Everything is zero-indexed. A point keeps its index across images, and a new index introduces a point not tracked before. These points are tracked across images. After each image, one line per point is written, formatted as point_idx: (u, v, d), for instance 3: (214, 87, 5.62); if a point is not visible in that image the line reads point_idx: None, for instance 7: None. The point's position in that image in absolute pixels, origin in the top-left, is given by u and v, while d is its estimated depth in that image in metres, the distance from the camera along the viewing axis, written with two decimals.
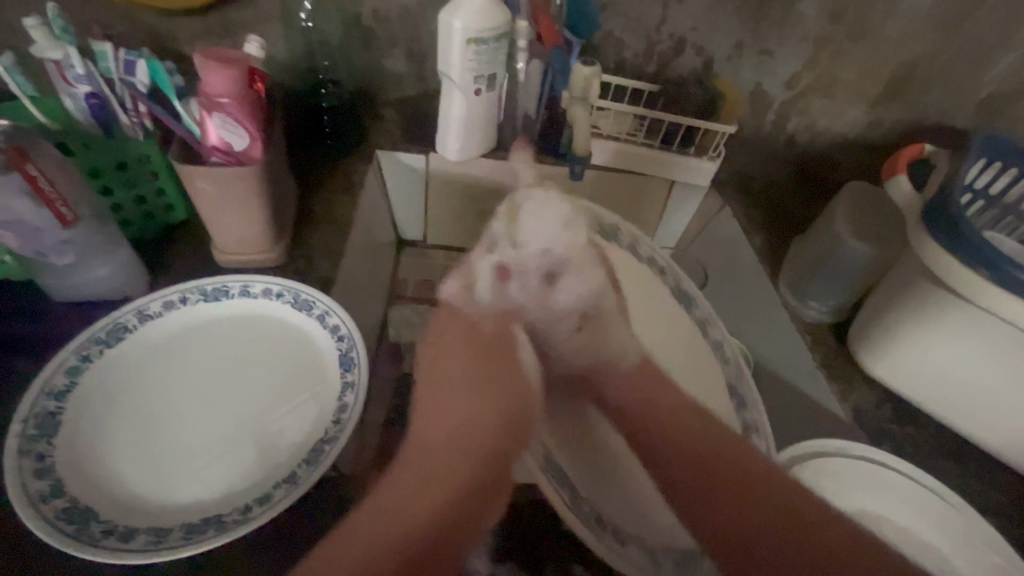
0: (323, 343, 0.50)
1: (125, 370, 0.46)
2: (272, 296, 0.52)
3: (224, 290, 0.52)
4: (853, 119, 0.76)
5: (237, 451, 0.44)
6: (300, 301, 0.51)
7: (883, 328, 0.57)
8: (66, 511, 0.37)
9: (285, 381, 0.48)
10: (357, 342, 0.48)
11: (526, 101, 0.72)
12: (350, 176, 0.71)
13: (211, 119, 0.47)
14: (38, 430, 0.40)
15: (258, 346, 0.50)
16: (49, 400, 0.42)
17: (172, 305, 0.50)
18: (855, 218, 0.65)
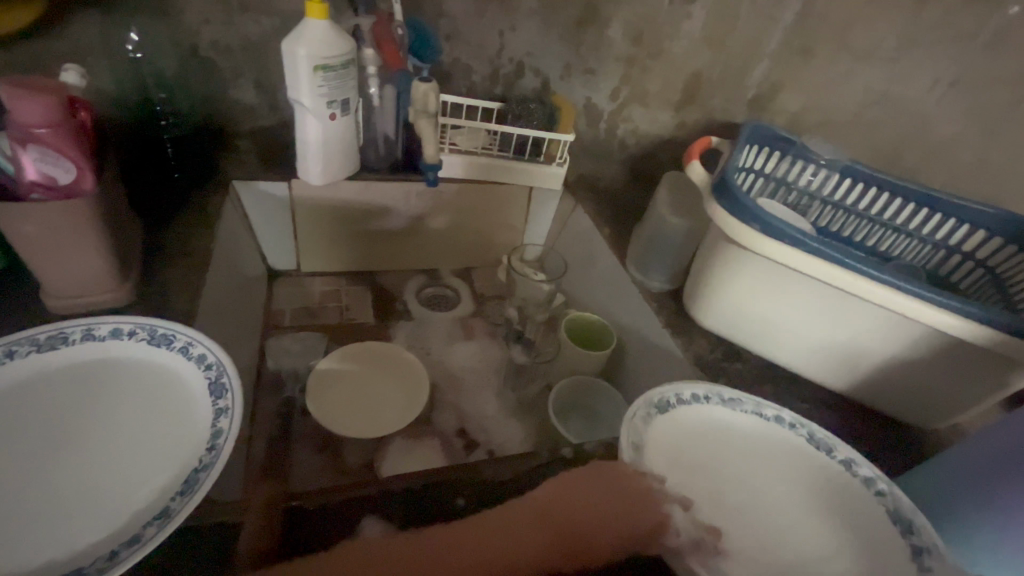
0: (190, 376, 0.47)
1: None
2: (124, 336, 0.49)
3: (62, 336, 0.47)
4: (665, 123, 0.92)
5: (94, 504, 0.40)
6: (158, 336, 0.49)
7: (706, 286, 0.69)
8: None
9: (146, 424, 0.45)
10: (228, 366, 0.47)
11: (383, 123, 0.77)
12: (205, 208, 0.68)
13: (27, 152, 0.44)
14: None
15: (110, 392, 0.47)
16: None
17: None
18: (674, 200, 0.78)
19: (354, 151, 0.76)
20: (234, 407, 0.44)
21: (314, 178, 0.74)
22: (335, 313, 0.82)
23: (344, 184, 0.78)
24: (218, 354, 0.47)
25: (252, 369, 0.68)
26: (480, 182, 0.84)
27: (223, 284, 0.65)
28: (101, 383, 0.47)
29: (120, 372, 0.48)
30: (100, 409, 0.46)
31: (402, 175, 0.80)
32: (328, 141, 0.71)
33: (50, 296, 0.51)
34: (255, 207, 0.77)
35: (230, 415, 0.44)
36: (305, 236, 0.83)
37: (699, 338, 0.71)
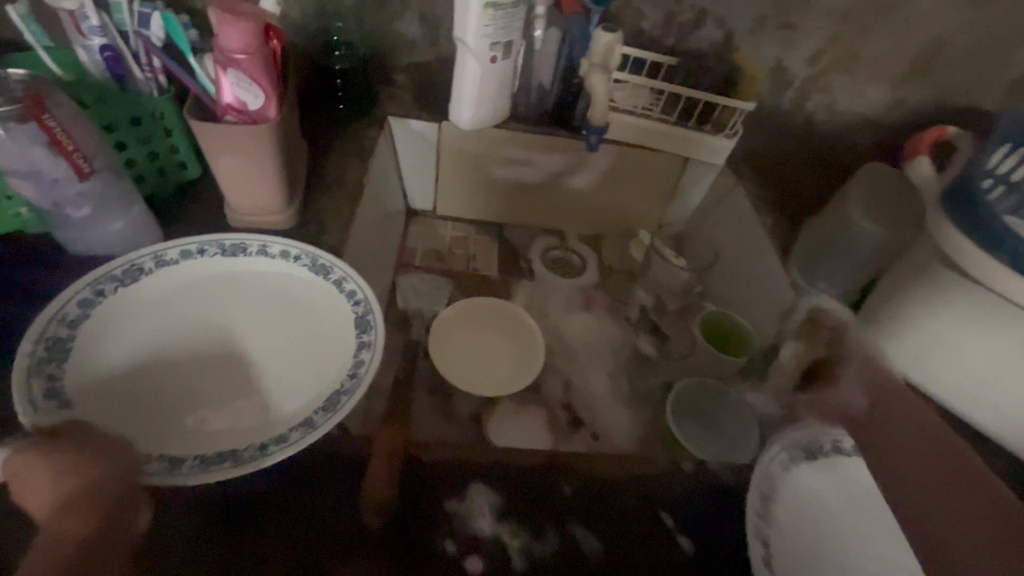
0: (338, 309, 0.48)
1: (135, 307, 0.46)
2: (291, 259, 0.51)
3: (244, 247, 0.51)
4: (874, 98, 0.75)
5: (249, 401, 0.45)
6: (318, 266, 0.50)
7: (895, 312, 0.57)
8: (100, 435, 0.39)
9: (295, 341, 0.49)
10: (374, 305, 0.47)
11: (541, 69, 0.72)
12: (362, 142, 0.70)
13: (227, 76, 0.46)
14: (49, 353, 0.40)
15: (271, 303, 0.51)
16: (58, 326, 0.42)
17: (187, 252, 0.50)
18: (871, 198, 0.64)
19: (507, 99, 0.72)
20: (376, 344, 0.45)
21: (464, 123, 0.72)
22: (463, 260, 0.82)
23: (491, 131, 0.75)
24: (367, 293, 0.48)
25: (383, 304, 0.71)
26: (634, 146, 0.77)
27: (370, 218, 0.68)
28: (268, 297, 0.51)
29: (280, 285, 0.51)
30: (262, 316, 0.50)
31: (552, 129, 0.76)
32: (484, 86, 0.68)
33: (232, 212, 0.56)
34: (405, 144, 0.78)
35: (372, 349, 0.45)
36: (445, 180, 0.83)
37: None
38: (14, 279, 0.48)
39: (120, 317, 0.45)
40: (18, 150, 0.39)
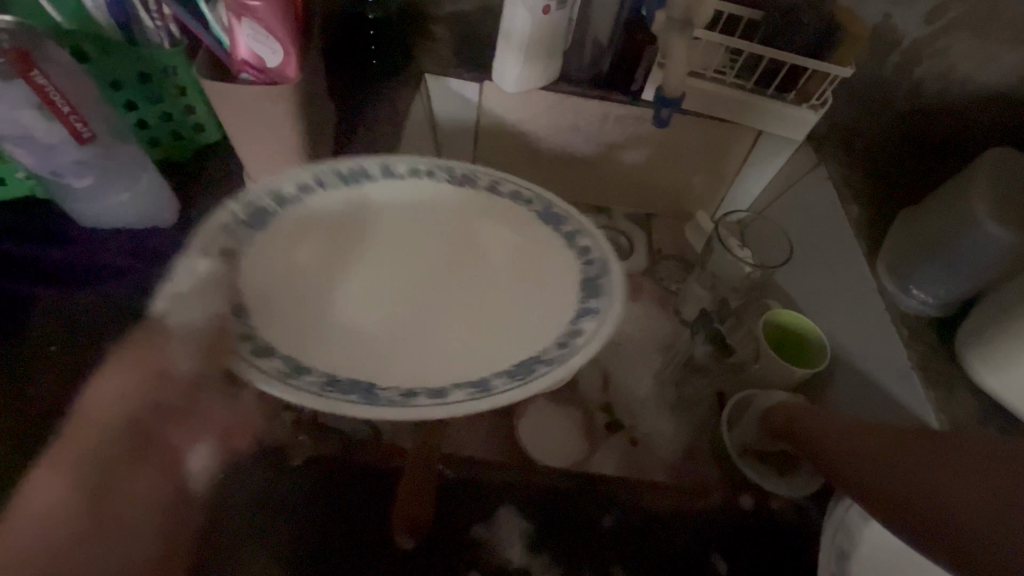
0: (565, 270, 0.46)
1: (314, 217, 0.46)
2: (520, 200, 0.49)
3: (471, 177, 0.50)
4: (1005, 67, 0.62)
5: (496, 339, 0.42)
6: (549, 215, 0.48)
7: (1010, 333, 0.48)
8: (328, 383, 0.35)
9: (482, 300, 0.45)
10: (610, 267, 0.44)
11: (598, 27, 0.64)
12: (395, 104, 0.64)
13: (241, 26, 0.40)
14: (247, 219, 0.42)
15: (462, 242, 0.48)
16: (235, 215, 0.41)
17: (419, 174, 0.50)
18: (995, 195, 0.52)
19: (558, 58, 0.63)
20: (606, 312, 0.41)
21: (509, 85, 0.63)
22: None
23: (538, 95, 0.67)
24: (603, 253, 0.45)
25: None
26: (701, 115, 0.67)
27: None
28: (470, 232, 0.49)
29: (491, 235, 0.48)
30: (462, 261, 0.48)
31: (609, 94, 0.66)
32: (535, 42, 0.59)
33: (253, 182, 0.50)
34: (443, 107, 0.71)
35: (598, 319, 0.40)
36: (485, 148, 0.75)
37: (964, 396, 0.51)
38: (26, 251, 0.44)
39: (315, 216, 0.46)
40: (7, 112, 0.35)
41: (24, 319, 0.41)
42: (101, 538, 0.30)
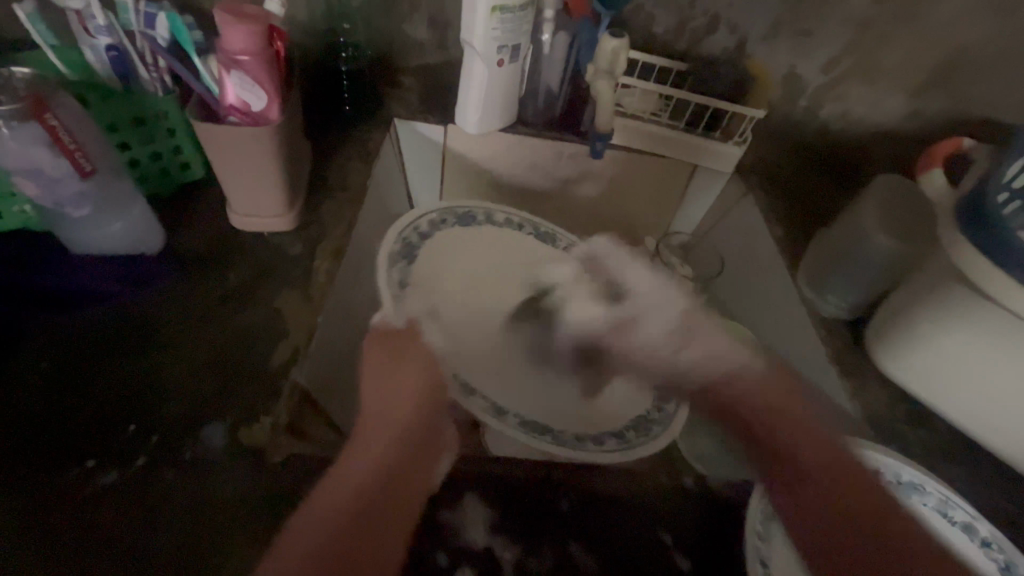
0: None
1: (441, 246, 0.58)
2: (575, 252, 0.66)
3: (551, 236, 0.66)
4: (892, 108, 0.73)
5: (579, 383, 0.53)
6: None
7: (905, 326, 0.55)
8: (495, 410, 0.47)
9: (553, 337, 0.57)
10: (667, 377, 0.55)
11: (549, 75, 0.71)
12: (367, 143, 0.70)
13: (230, 77, 0.46)
14: (403, 251, 0.54)
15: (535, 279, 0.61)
16: (399, 257, 0.53)
17: (512, 223, 0.65)
18: (884, 214, 0.63)
19: (514, 101, 0.72)
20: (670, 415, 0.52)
21: (470, 126, 0.71)
22: None
23: (497, 136, 0.74)
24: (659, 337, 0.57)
25: None
26: (642, 152, 0.76)
27: (373, 222, 0.67)
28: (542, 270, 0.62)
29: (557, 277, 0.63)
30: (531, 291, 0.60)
31: (559, 134, 0.74)
32: (491, 90, 0.67)
33: (236, 211, 0.55)
34: (411, 147, 0.78)
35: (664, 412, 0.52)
36: (451, 184, 0.82)
37: (875, 386, 0.58)
38: (32, 279, 0.48)
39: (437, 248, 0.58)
40: (20, 149, 0.40)
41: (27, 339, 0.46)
42: (348, 520, 0.36)
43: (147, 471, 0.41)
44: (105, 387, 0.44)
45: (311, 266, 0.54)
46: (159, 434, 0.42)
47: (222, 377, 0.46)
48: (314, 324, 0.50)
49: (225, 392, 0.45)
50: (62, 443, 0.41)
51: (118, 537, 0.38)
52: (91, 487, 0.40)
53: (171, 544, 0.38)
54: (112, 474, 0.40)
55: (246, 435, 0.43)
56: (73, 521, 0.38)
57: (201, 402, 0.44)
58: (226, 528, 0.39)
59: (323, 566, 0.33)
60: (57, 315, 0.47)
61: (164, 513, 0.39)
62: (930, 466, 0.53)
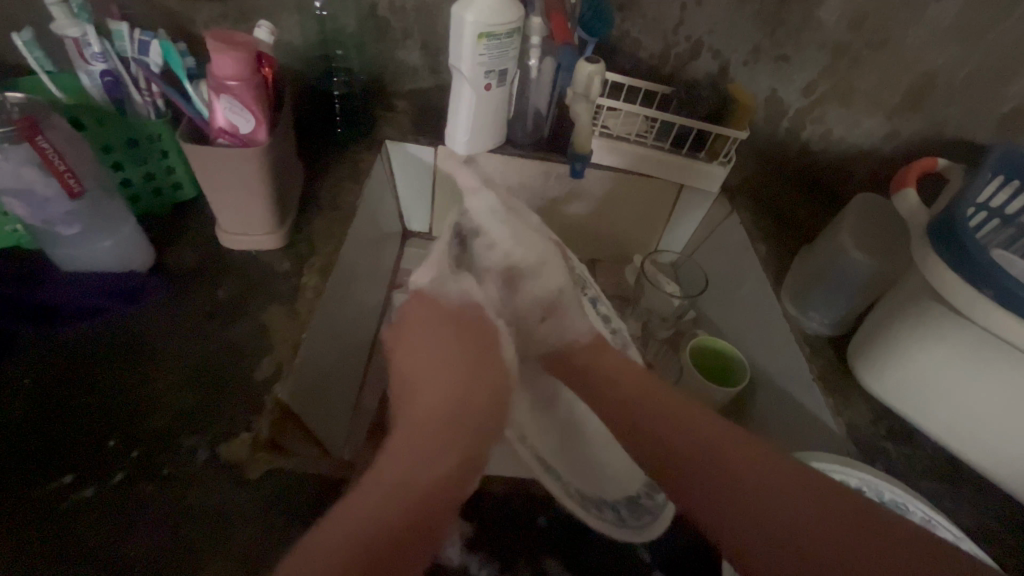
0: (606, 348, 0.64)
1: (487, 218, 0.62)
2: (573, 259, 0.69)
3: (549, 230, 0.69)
4: (870, 130, 0.75)
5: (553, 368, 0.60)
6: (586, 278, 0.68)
7: (884, 343, 0.56)
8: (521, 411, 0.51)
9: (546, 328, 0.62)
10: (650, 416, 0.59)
11: (537, 98, 0.73)
12: (358, 164, 0.72)
13: (219, 101, 0.48)
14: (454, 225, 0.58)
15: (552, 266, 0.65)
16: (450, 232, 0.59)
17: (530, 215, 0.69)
18: (860, 230, 0.65)
19: (504, 123, 0.74)
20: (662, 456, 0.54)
21: (459, 148, 0.73)
22: None
23: (486, 157, 0.76)
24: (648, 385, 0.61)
25: (373, 326, 0.72)
26: (627, 172, 0.77)
27: (362, 239, 0.68)
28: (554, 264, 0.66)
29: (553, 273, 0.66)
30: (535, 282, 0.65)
31: (545, 154, 0.76)
32: (479, 112, 0.69)
33: (224, 232, 0.56)
34: (402, 168, 0.79)
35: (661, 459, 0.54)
36: (442, 203, 0.84)
37: (858, 402, 0.58)
38: (22, 294, 0.48)
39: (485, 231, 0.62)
40: (11, 170, 0.41)
41: (14, 352, 0.47)
42: (411, 456, 0.39)
43: (127, 485, 0.41)
44: (87, 401, 0.45)
45: (298, 282, 0.55)
46: (139, 449, 0.42)
47: (206, 392, 0.46)
48: (298, 341, 0.50)
49: (208, 407, 0.45)
50: (42, 457, 0.41)
51: (92, 552, 0.38)
52: (70, 499, 0.40)
53: (148, 556, 0.38)
54: (90, 487, 0.40)
55: (226, 450, 0.43)
56: (51, 531, 0.38)
57: (184, 417, 0.44)
58: (203, 542, 0.39)
59: (390, 508, 0.35)
60: (45, 327, 0.48)
61: (140, 528, 0.39)
62: (914, 483, 0.53)
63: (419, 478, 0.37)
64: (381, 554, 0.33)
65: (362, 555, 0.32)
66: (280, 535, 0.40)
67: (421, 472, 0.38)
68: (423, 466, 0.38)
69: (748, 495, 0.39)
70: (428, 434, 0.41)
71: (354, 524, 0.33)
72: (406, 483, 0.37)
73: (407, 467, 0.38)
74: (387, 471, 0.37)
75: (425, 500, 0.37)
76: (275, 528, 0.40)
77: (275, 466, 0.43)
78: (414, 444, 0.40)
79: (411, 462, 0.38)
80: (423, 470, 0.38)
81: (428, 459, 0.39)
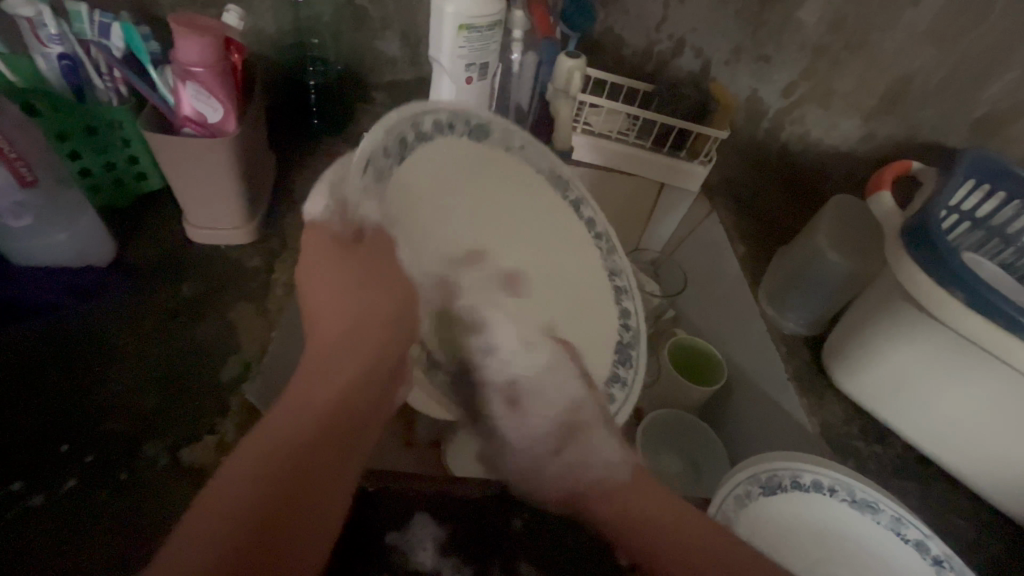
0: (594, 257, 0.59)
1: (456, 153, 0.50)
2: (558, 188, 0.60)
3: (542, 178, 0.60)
4: (847, 132, 0.75)
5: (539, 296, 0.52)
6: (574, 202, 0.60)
7: (858, 344, 0.57)
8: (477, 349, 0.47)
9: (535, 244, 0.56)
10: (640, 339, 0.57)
11: (518, 93, 0.71)
12: (334, 158, 0.70)
13: (185, 88, 0.46)
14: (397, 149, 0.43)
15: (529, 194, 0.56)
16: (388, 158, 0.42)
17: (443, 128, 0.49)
18: (838, 232, 0.65)
19: None
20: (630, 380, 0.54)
21: None
22: None
23: None
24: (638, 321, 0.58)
25: None
26: (609, 171, 0.77)
27: None
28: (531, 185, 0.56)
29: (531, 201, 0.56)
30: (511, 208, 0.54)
31: None
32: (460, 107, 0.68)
33: (192, 225, 0.54)
34: None
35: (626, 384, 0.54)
36: None
37: (831, 402, 0.59)
38: None
39: (437, 156, 0.48)
40: None
41: None
42: (295, 428, 0.32)
43: (81, 491, 0.39)
44: (37, 404, 0.42)
45: (269, 278, 0.54)
46: (94, 454, 0.40)
47: (167, 393, 0.44)
48: (267, 340, 0.49)
49: (169, 407, 0.43)
50: None
51: (41, 563, 0.36)
52: (18, 507, 0.38)
53: (102, 565, 0.36)
54: (39, 495, 0.38)
55: (188, 453, 0.41)
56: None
57: (143, 419, 0.43)
58: (161, 550, 0.37)
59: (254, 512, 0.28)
60: None
61: (94, 538, 0.37)
62: (883, 480, 0.54)
63: (298, 460, 0.31)
64: (288, 488, 0.29)
65: (259, 506, 0.28)
66: None
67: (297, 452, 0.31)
68: (302, 435, 0.32)
69: (683, 570, 0.41)
70: (315, 393, 0.34)
71: (258, 453, 0.30)
72: (294, 469, 0.30)
73: (294, 449, 0.31)
74: (245, 463, 0.29)
75: (303, 497, 0.30)
76: None
77: None
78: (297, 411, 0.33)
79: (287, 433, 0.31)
80: (314, 457, 0.32)
81: (322, 381, 0.35)
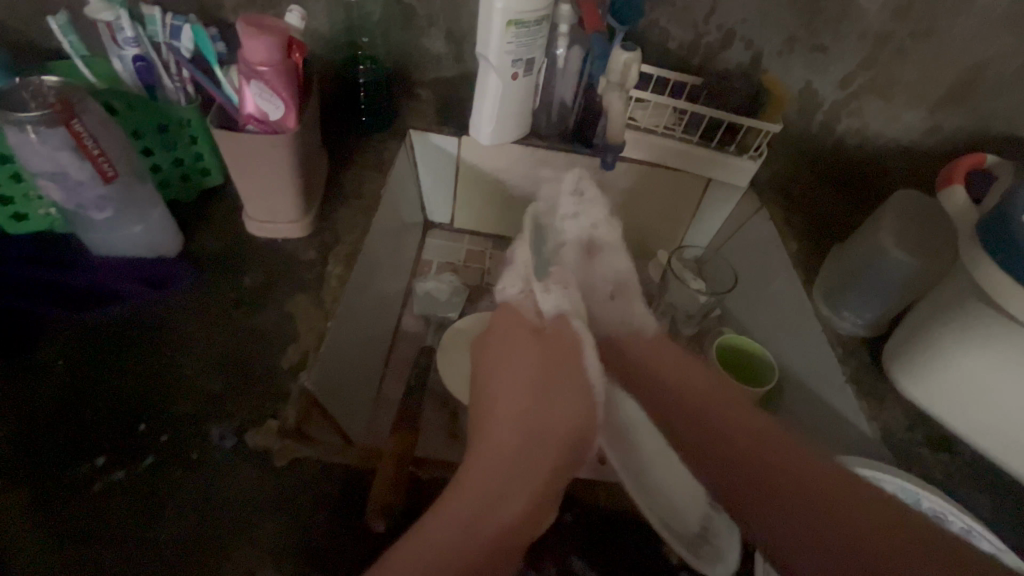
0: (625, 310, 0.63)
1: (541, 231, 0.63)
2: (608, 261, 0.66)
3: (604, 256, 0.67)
4: (910, 124, 0.72)
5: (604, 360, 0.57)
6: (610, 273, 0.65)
7: (924, 348, 0.54)
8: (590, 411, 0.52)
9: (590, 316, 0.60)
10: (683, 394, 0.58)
11: (563, 88, 0.71)
12: (382, 154, 0.71)
13: (249, 86, 0.47)
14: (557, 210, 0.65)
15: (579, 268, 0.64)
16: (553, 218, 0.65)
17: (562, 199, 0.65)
18: (902, 229, 0.62)
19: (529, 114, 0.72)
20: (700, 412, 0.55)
21: (483, 138, 0.71)
22: (476, 274, 0.81)
23: (510, 148, 0.75)
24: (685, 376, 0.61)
25: (394, 316, 0.71)
26: (655, 166, 0.75)
27: (384, 229, 0.68)
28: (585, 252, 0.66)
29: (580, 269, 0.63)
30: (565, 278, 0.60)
31: (570, 146, 0.74)
32: (505, 102, 0.68)
33: (251, 219, 0.56)
34: (426, 158, 0.79)
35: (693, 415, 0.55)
36: (464, 194, 0.83)
37: (893, 406, 0.57)
38: (59, 278, 0.50)
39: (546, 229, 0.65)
40: (47, 153, 0.42)
41: (46, 332, 0.48)
42: (488, 485, 0.38)
43: (155, 469, 0.41)
44: (118, 384, 0.45)
45: (323, 270, 0.55)
46: (168, 433, 0.43)
47: (232, 379, 0.46)
48: (323, 330, 0.50)
49: (234, 392, 0.45)
50: (73, 438, 0.42)
51: (123, 534, 0.38)
52: (100, 482, 0.40)
53: (177, 541, 0.38)
54: (122, 471, 0.41)
55: (254, 437, 0.43)
56: (84, 511, 0.39)
57: (211, 402, 0.45)
58: (227, 527, 0.39)
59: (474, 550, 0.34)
60: (76, 311, 0.49)
61: (169, 514, 0.39)
62: (952, 490, 0.51)
63: (485, 497, 0.37)
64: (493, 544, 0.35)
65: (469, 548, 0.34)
66: (301, 520, 0.40)
67: (498, 497, 0.38)
68: (495, 477, 0.39)
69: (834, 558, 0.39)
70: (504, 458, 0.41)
71: (449, 534, 0.34)
72: (487, 508, 0.37)
73: (501, 504, 0.37)
74: (459, 501, 0.37)
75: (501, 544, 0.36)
76: (300, 513, 0.40)
77: (301, 454, 0.43)
78: (497, 464, 0.40)
79: (486, 480, 0.39)
80: (505, 505, 0.37)
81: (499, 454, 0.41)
